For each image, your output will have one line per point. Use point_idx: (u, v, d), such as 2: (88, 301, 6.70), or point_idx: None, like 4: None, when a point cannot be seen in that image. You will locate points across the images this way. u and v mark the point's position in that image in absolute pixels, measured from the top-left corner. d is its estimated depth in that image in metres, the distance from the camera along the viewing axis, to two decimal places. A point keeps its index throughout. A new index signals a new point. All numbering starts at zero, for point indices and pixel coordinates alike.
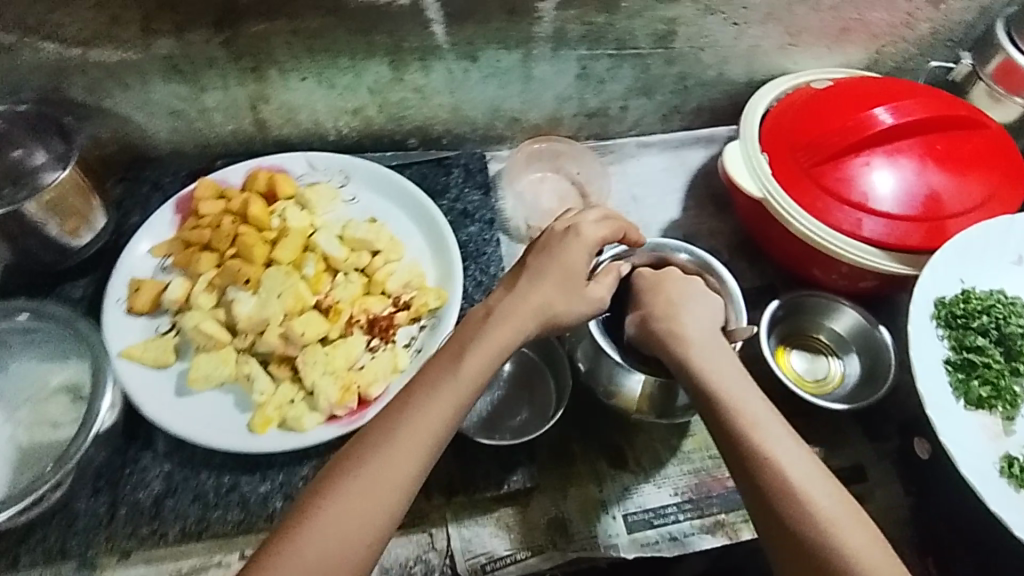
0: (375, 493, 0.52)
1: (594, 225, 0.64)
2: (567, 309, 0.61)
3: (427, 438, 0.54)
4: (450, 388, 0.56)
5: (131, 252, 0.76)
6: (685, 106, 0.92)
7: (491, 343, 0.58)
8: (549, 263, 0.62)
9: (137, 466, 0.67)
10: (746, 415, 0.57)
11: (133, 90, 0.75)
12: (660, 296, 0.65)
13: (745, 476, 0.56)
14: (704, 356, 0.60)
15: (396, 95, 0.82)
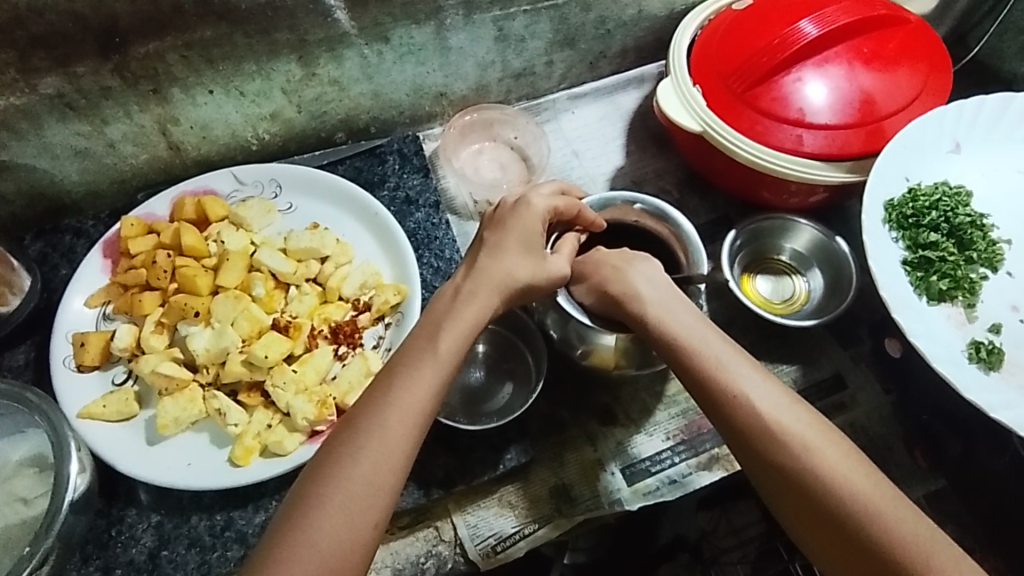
0: (378, 480, 0.49)
1: (544, 197, 0.62)
2: (530, 279, 0.60)
3: (418, 417, 0.52)
4: (434, 365, 0.54)
5: (66, 308, 0.71)
6: (610, 50, 0.90)
7: (462, 315, 0.56)
8: (508, 238, 0.60)
9: (124, 524, 0.64)
10: (711, 360, 0.58)
11: (28, 138, 0.69)
12: (603, 261, 0.65)
13: (721, 420, 0.57)
14: (661, 310, 0.61)
15: (313, 91, 0.78)
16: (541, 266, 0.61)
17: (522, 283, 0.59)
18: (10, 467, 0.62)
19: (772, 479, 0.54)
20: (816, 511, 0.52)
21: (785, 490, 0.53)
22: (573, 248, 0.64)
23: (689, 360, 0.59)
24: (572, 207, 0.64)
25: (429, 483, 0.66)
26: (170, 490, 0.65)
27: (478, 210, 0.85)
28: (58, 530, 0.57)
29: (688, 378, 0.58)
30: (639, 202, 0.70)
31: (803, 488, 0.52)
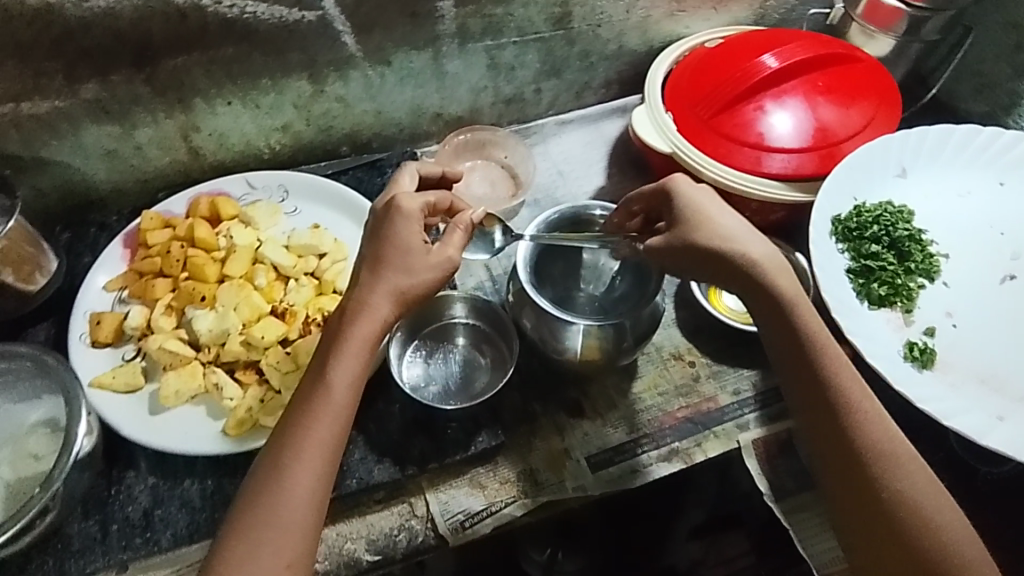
0: (297, 515, 0.55)
1: (411, 197, 0.64)
2: (415, 283, 0.61)
3: (316, 455, 0.57)
4: (331, 404, 0.58)
5: (87, 289, 0.79)
6: (594, 81, 0.99)
7: (353, 345, 0.59)
8: (385, 244, 0.62)
9: (122, 484, 0.69)
10: (825, 343, 0.60)
11: (65, 137, 0.78)
12: (735, 221, 0.63)
13: (818, 398, 0.59)
14: (784, 283, 0.61)
15: (320, 107, 0.86)
16: (427, 258, 0.62)
17: (409, 288, 0.61)
18: (25, 428, 0.69)
19: (845, 466, 0.58)
20: (872, 502, 0.57)
21: (851, 475, 0.58)
22: (465, 227, 0.65)
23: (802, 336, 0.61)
24: (442, 198, 0.68)
25: (404, 460, 0.72)
26: (167, 454, 0.70)
27: None
28: (63, 479, 0.62)
29: (796, 351, 0.61)
30: (601, 210, 0.77)
31: (872, 481, 0.57)
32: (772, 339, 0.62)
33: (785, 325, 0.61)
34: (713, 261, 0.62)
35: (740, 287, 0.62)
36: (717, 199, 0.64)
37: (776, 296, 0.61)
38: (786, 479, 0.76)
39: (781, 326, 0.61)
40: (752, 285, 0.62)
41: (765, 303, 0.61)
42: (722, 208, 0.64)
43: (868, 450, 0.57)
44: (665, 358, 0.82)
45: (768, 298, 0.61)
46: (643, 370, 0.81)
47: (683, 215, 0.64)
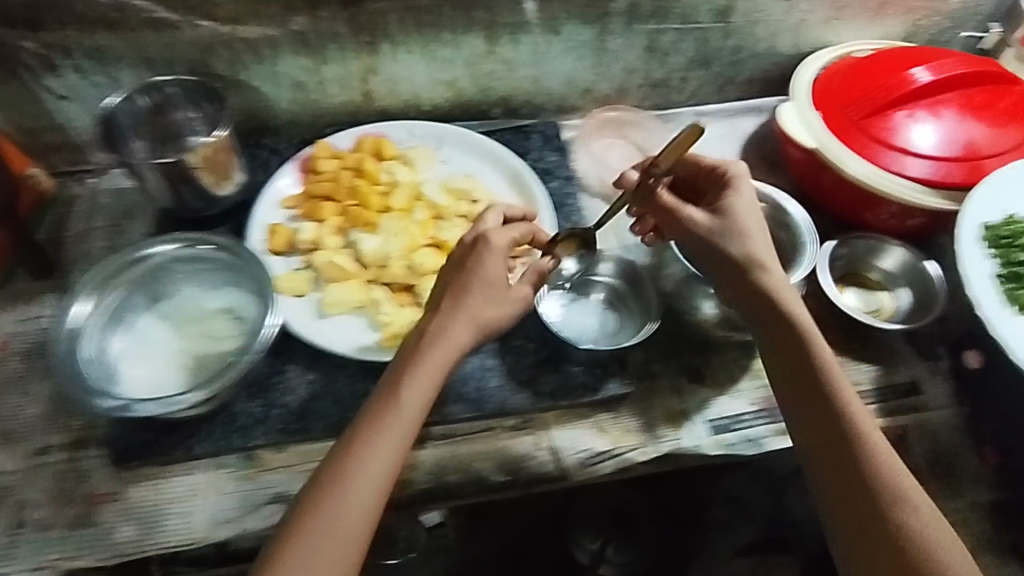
0: (356, 515, 0.58)
1: (500, 231, 0.69)
2: (497, 315, 0.67)
3: (385, 467, 0.60)
4: (396, 420, 0.62)
5: (262, 202, 0.87)
6: (738, 77, 1.02)
7: (426, 367, 0.64)
8: (466, 279, 0.66)
9: (283, 375, 0.76)
10: (836, 373, 0.66)
11: (264, 63, 0.86)
12: (768, 250, 0.70)
13: (832, 420, 0.64)
14: (798, 310, 0.68)
15: (487, 66, 0.92)
16: (506, 292, 0.68)
17: (488, 318, 0.66)
18: (205, 313, 0.77)
19: (851, 487, 0.61)
20: (882, 534, 0.59)
21: (858, 496, 0.61)
22: (539, 270, 0.71)
23: (817, 363, 0.66)
24: (522, 228, 0.71)
25: (539, 394, 0.77)
26: (325, 354, 0.77)
27: (602, 190, 0.97)
28: (259, 348, 0.70)
29: (813, 376, 0.66)
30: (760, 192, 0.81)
31: (882, 515, 0.59)
32: (786, 363, 0.67)
33: (801, 351, 0.67)
34: (734, 269, 0.69)
35: (760, 311, 0.69)
36: (751, 208, 0.71)
37: (795, 321, 0.67)
38: (909, 469, 0.76)
39: (802, 352, 0.67)
40: (771, 305, 0.68)
41: (787, 327, 0.67)
42: (754, 217, 0.71)
43: (879, 476, 0.61)
44: None
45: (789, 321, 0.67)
46: None
47: (727, 205, 0.71)
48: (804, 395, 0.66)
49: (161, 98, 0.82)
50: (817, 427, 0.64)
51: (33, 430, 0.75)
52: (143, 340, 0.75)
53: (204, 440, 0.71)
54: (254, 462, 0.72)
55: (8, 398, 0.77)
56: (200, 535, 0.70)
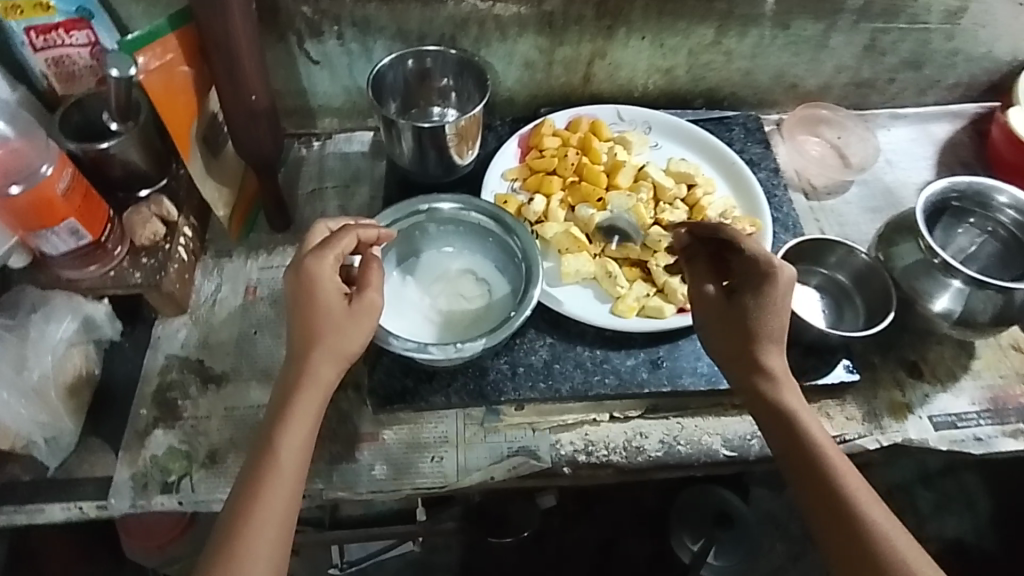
0: (261, 553, 0.58)
1: (324, 256, 0.65)
2: (346, 336, 0.65)
3: (286, 495, 0.61)
4: (280, 471, 0.61)
5: (491, 174, 0.91)
6: (944, 80, 1.03)
7: (301, 409, 0.62)
8: (308, 311, 0.65)
9: (525, 337, 0.80)
10: (831, 451, 0.64)
11: (506, 41, 0.91)
12: (775, 319, 0.66)
13: (816, 506, 0.62)
14: (789, 394, 0.66)
15: (708, 57, 0.96)
16: (347, 312, 0.66)
17: (343, 346, 0.65)
18: (451, 273, 0.82)
19: (843, 570, 0.60)
20: None
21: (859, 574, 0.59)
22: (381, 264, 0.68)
23: (811, 443, 0.64)
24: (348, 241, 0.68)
25: None
26: (564, 319, 0.82)
27: (802, 185, 0.99)
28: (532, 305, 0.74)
29: (801, 458, 0.63)
30: (1008, 199, 0.83)
31: None
32: (775, 447, 0.66)
33: (790, 432, 0.64)
34: (740, 360, 0.67)
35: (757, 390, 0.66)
36: (785, 300, 0.66)
37: (772, 401, 0.65)
38: None
39: (780, 431, 0.65)
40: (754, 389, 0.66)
41: (765, 406, 0.66)
42: (787, 308, 0.67)
43: (877, 552, 0.59)
44: (1004, 346, 0.86)
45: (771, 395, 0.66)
46: (982, 351, 0.85)
47: (741, 296, 0.67)
48: (799, 468, 0.63)
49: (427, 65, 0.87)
50: (812, 501, 0.62)
51: None
52: (396, 290, 0.80)
53: (460, 390, 0.76)
54: (499, 419, 0.77)
55: (263, 337, 0.83)
56: (450, 480, 0.74)
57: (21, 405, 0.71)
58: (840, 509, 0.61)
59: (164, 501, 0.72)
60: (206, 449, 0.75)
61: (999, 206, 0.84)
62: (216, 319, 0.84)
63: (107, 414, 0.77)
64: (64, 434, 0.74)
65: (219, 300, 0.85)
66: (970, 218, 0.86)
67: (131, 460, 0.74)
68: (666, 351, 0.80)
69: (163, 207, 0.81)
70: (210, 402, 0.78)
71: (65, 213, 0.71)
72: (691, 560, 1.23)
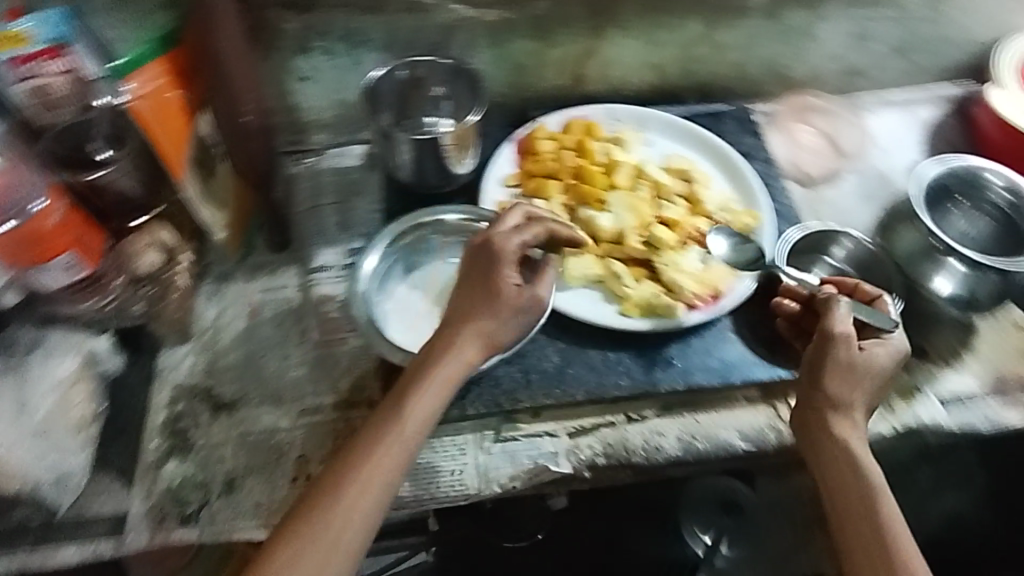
0: (353, 514, 0.61)
1: (509, 236, 0.71)
2: (501, 324, 0.69)
3: (392, 467, 0.64)
4: (404, 436, 0.65)
5: (489, 181, 0.91)
6: (929, 64, 1.04)
7: (434, 383, 0.66)
8: (478, 284, 0.69)
9: (535, 343, 0.80)
10: (876, 480, 0.69)
11: (497, 46, 0.90)
12: (871, 379, 0.72)
13: (849, 522, 0.67)
14: (849, 425, 0.71)
15: (698, 51, 0.96)
16: (514, 303, 0.69)
17: (501, 332, 0.69)
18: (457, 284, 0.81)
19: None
20: None
21: None
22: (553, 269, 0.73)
23: (860, 468, 0.69)
24: (538, 231, 0.73)
25: (779, 362, 0.81)
26: (573, 323, 0.82)
27: (796, 173, 0.99)
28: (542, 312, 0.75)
29: (847, 481, 0.68)
30: (1002, 180, 0.85)
31: None
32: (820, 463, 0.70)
33: (840, 453, 0.69)
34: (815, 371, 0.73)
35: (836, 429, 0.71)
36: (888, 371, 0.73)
37: (839, 439, 0.70)
38: None
39: (829, 449, 0.70)
40: (825, 423, 0.71)
41: (823, 426, 0.71)
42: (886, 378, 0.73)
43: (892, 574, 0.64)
44: (1007, 323, 0.87)
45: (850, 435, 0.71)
46: (986, 329, 0.86)
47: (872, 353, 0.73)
48: (840, 487, 0.68)
49: (419, 74, 0.87)
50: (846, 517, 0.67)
51: (301, 390, 0.79)
52: (404, 306, 0.79)
53: (475, 400, 0.76)
54: (515, 427, 0.77)
55: (271, 360, 0.82)
56: (471, 493, 0.73)
57: (28, 444, 0.71)
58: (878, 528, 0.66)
59: (183, 532, 0.71)
60: (222, 475, 0.74)
61: (989, 186, 0.86)
62: (220, 344, 0.82)
63: (115, 450, 0.75)
64: (73, 474, 0.72)
65: (222, 325, 0.83)
66: (963, 200, 0.87)
67: (146, 492, 0.73)
68: (677, 350, 0.81)
69: (160, 236, 0.82)
70: (222, 428, 0.77)
71: (65, 244, 0.74)
72: (704, 553, 1.28)
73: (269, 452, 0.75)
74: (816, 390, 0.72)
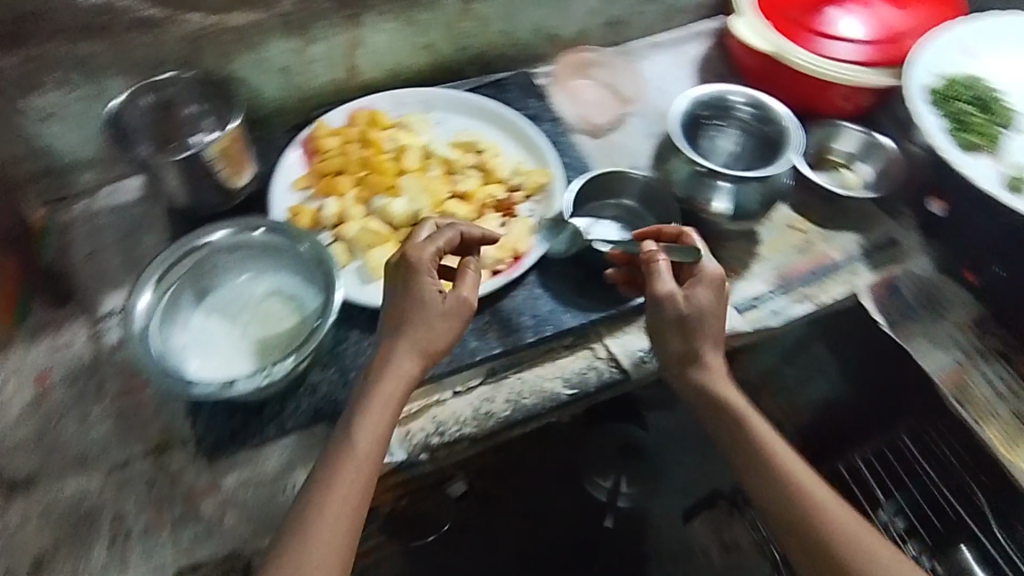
0: (317, 571, 0.59)
1: (424, 245, 0.70)
2: (437, 335, 0.68)
3: (348, 511, 0.62)
4: (354, 471, 0.63)
5: (278, 190, 0.88)
6: (682, 5, 1.12)
7: (382, 400, 0.66)
8: (405, 299, 0.68)
9: (349, 341, 0.79)
10: (765, 428, 0.72)
11: (253, 52, 0.87)
12: (710, 316, 0.73)
13: (759, 477, 0.70)
14: (730, 390, 0.74)
15: (462, 25, 0.98)
16: (444, 307, 0.68)
17: (433, 343, 0.68)
18: (257, 299, 0.79)
19: (780, 524, 0.68)
20: (818, 552, 0.65)
21: (794, 524, 0.67)
22: (474, 267, 0.72)
23: (748, 426, 0.71)
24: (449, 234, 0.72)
25: (589, 309, 0.84)
26: None
27: (585, 127, 1.03)
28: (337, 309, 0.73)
29: (743, 441, 0.71)
30: (741, 96, 0.93)
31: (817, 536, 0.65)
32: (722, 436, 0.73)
33: (729, 419, 0.72)
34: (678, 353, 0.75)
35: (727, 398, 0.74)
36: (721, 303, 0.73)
37: (727, 403, 0.73)
38: (897, 308, 0.92)
39: (723, 420, 0.73)
40: (712, 395, 0.73)
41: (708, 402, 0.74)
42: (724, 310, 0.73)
43: (807, 507, 0.67)
44: (781, 226, 0.97)
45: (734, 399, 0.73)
46: (765, 236, 0.96)
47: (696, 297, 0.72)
48: (741, 448, 0.71)
49: (166, 96, 0.84)
50: (752, 474, 0.70)
51: (106, 447, 0.74)
52: (200, 333, 0.76)
53: (294, 413, 0.75)
54: None
55: (68, 424, 0.75)
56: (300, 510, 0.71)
57: None
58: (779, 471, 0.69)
59: None
60: (29, 558, 0.68)
61: (735, 104, 0.94)
62: (7, 420, 0.75)
63: None
64: None
65: (5, 399, 0.77)
66: (723, 122, 0.95)
67: None
68: (490, 316, 0.83)
69: None
70: (21, 511, 0.71)
71: None
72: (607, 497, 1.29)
73: (79, 520, 0.70)
74: (682, 355, 0.74)
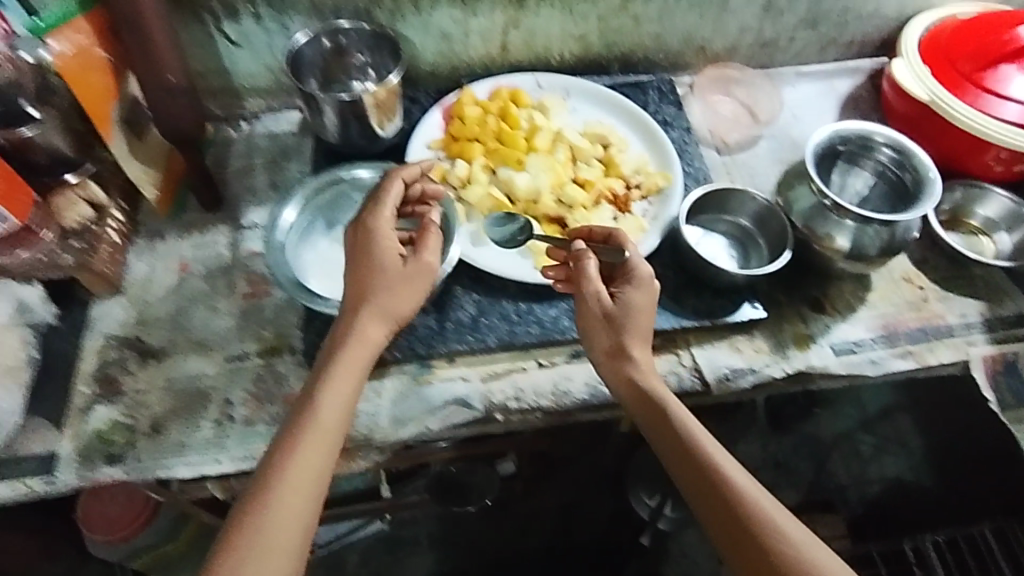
0: (284, 521, 0.61)
1: (384, 215, 0.74)
2: (405, 300, 0.72)
3: (316, 471, 0.64)
4: (318, 428, 0.65)
5: (415, 144, 0.95)
6: (841, 37, 1.10)
7: (347, 367, 0.68)
8: (368, 268, 0.72)
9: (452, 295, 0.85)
10: (711, 446, 0.68)
11: (421, 14, 0.94)
12: (637, 321, 0.73)
13: (709, 502, 0.66)
14: (674, 405, 0.71)
15: (617, 21, 1.01)
16: (403, 270, 0.73)
17: (403, 308, 0.72)
18: None
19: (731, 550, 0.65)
20: None
21: (747, 552, 0.64)
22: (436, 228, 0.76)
23: (692, 447, 0.68)
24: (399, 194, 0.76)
25: (682, 315, 0.85)
26: (490, 277, 0.87)
27: (716, 142, 1.04)
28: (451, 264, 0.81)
29: (690, 464, 0.68)
30: (884, 139, 0.91)
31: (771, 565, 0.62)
32: (667, 458, 0.70)
33: (672, 438, 0.69)
34: (619, 364, 0.74)
35: (660, 433, 0.70)
36: (648, 301, 0.74)
37: (674, 419, 0.70)
38: (1009, 387, 0.87)
39: (671, 440, 0.69)
40: (660, 411, 0.71)
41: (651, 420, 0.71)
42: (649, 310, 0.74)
43: (766, 535, 0.63)
44: (897, 278, 0.94)
45: (671, 433, 0.70)
46: (878, 283, 0.93)
47: (626, 297, 0.74)
48: (686, 471, 0.68)
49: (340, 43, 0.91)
50: (699, 498, 0.67)
51: (227, 339, 0.83)
52: (325, 255, 0.83)
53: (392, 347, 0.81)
54: (430, 372, 0.82)
55: (198, 311, 0.85)
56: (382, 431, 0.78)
57: None
58: (726, 492, 0.65)
59: (110, 471, 0.74)
60: (148, 419, 0.78)
61: (878, 145, 0.91)
62: (151, 297, 0.86)
63: (45, 395, 0.79)
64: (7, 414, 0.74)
65: (153, 279, 0.87)
66: (861, 160, 0.93)
67: (73, 434, 0.76)
68: None
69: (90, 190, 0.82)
70: (148, 376, 0.81)
71: None
72: (648, 514, 1.24)
73: (193, 396, 0.79)
74: (625, 363, 0.73)
